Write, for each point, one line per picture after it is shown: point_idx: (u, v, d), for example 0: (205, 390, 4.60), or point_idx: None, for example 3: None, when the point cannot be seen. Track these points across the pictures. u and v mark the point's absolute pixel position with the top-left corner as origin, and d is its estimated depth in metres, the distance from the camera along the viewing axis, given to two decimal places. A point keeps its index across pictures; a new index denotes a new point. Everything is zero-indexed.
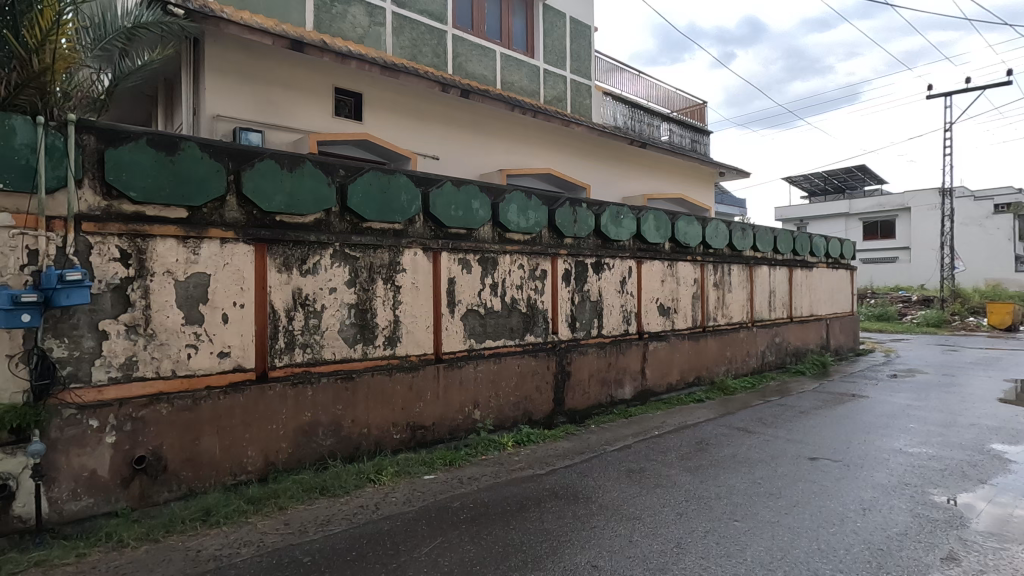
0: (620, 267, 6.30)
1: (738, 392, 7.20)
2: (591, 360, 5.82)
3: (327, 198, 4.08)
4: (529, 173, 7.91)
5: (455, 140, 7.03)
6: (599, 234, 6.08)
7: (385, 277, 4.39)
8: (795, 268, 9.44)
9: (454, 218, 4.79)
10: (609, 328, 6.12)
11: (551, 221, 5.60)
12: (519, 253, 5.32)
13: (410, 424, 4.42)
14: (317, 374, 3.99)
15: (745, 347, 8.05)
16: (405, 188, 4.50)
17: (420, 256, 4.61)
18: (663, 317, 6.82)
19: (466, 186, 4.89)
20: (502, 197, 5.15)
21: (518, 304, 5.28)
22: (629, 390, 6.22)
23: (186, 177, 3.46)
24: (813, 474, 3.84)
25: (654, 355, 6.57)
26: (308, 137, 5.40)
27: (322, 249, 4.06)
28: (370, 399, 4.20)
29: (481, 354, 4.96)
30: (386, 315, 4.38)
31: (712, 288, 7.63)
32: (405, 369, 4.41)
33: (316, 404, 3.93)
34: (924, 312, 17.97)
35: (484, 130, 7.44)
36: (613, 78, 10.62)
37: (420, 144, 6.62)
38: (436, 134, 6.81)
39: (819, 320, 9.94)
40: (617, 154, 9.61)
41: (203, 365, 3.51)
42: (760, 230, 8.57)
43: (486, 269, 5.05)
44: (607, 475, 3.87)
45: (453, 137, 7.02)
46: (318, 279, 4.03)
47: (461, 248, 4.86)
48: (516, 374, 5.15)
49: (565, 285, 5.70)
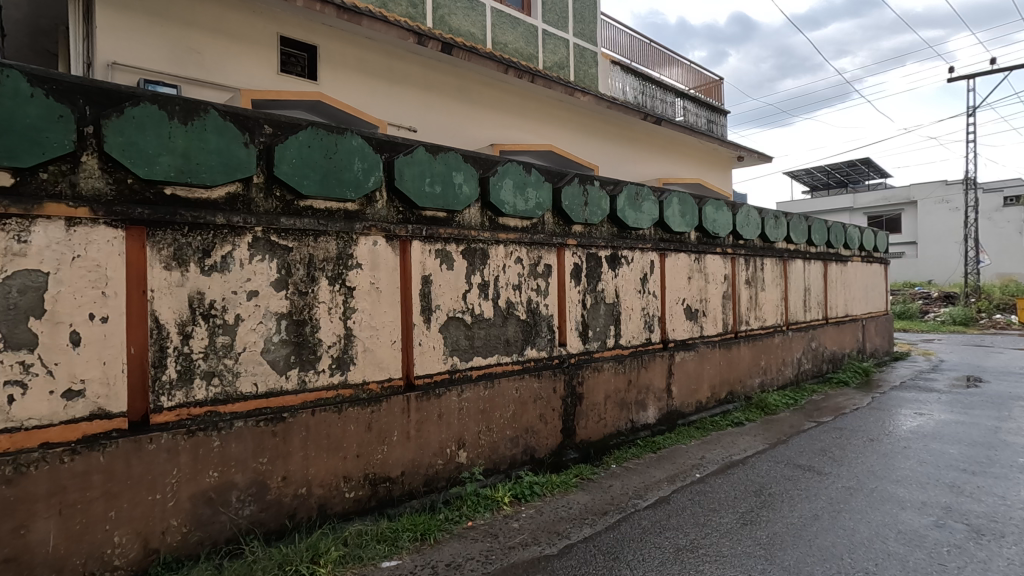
0: (640, 261, 5.11)
1: (778, 411, 6.03)
2: (607, 378, 4.64)
3: (244, 163, 2.87)
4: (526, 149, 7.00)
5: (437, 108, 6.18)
6: (615, 220, 4.90)
7: (332, 276, 3.17)
8: (830, 262, 8.26)
9: (429, 197, 3.59)
10: (628, 337, 4.93)
11: (556, 204, 4.42)
12: (516, 243, 4.13)
13: (369, 477, 3.22)
14: (229, 416, 2.78)
15: (780, 355, 6.88)
16: (360, 155, 3.30)
17: (383, 247, 3.40)
18: (691, 322, 5.64)
19: (445, 155, 3.71)
20: (493, 170, 3.97)
21: (514, 311, 4.08)
22: (653, 414, 5.03)
23: (5, 125, 2.24)
24: (946, 554, 2.67)
25: (682, 369, 5.38)
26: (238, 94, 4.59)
27: (237, 237, 2.85)
28: (311, 448, 3.01)
29: (468, 377, 3.76)
30: (333, 329, 3.18)
31: (744, 285, 6.45)
32: (361, 402, 3.21)
33: (228, 458, 2.73)
34: (948, 309, 16.89)
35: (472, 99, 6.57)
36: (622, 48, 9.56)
37: (394, 111, 5.79)
38: (414, 100, 5.97)
39: (855, 321, 8.77)
40: (628, 133, 8.64)
41: (38, 411, 2.30)
42: (793, 218, 7.40)
43: (474, 264, 3.86)
44: (648, 561, 2.68)
45: (435, 106, 6.17)
46: (230, 279, 2.82)
47: (439, 236, 3.66)
48: (514, 403, 3.96)
49: (574, 283, 4.51)
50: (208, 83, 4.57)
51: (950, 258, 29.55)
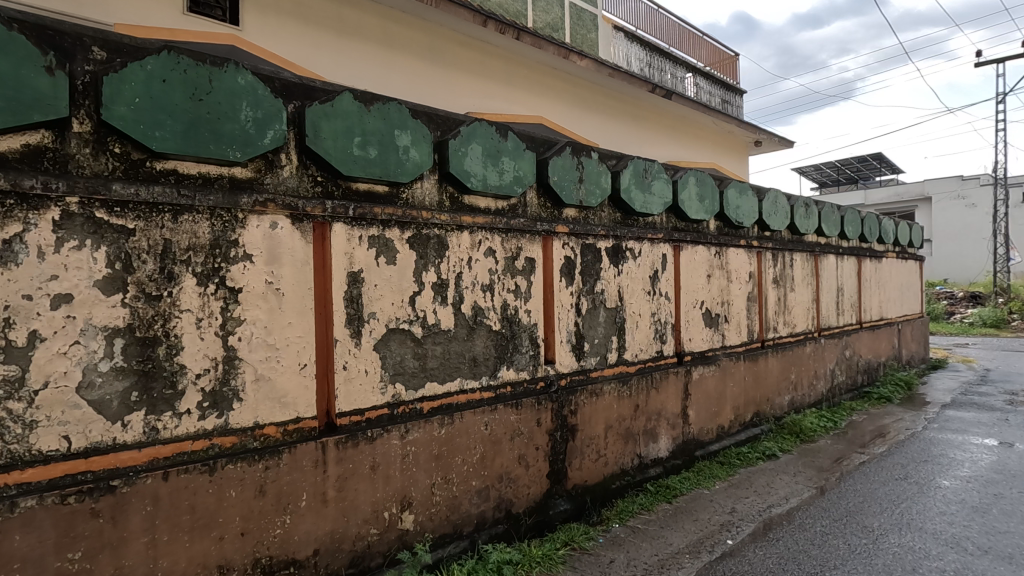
0: (649, 255, 4.09)
1: (816, 438, 5.00)
2: (607, 405, 3.63)
3: (46, 99, 1.85)
4: (507, 116, 6.62)
5: (399, 65, 5.80)
6: (618, 203, 3.89)
7: (205, 272, 2.17)
8: (864, 259, 7.23)
9: (359, 163, 2.59)
10: (634, 351, 3.92)
11: (542, 179, 3.41)
12: (487, 229, 3.12)
13: (261, 564, 2.23)
14: (14, 490, 1.78)
15: (812, 367, 5.84)
16: (251, 100, 2.30)
17: (288, 232, 2.40)
18: (711, 329, 4.63)
19: (384, 106, 2.70)
20: (455, 132, 2.97)
21: (483, 320, 3.07)
22: (665, 446, 4.02)
23: None
24: None
25: (700, 388, 4.36)
26: (120, 27, 4.05)
27: (34, 211, 1.85)
28: (162, 530, 2.01)
29: (417, 413, 2.76)
30: (207, 349, 2.17)
31: (773, 285, 5.43)
32: (249, 455, 2.22)
33: (8, 560, 1.74)
34: (978, 310, 15.80)
35: (442, 58, 6.16)
36: (637, 13, 9.00)
37: (349, 65, 5.43)
38: (372, 55, 5.60)
39: (891, 326, 7.72)
40: (625, 106, 8.29)
41: None
42: (826, 207, 6.37)
43: (427, 257, 2.85)
44: None
45: (398, 62, 5.80)
46: (20, 276, 1.81)
47: (374, 218, 2.66)
48: (481, 443, 2.96)
49: (564, 284, 3.49)
50: (81, 15, 4.04)
51: (969, 256, 28.38)
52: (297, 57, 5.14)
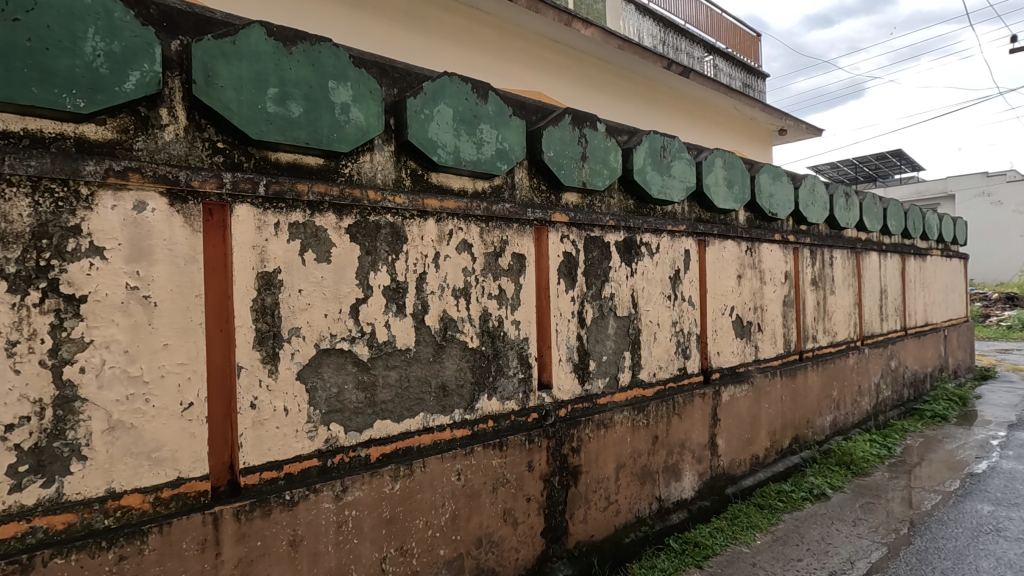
0: (669, 252, 3.36)
1: (869, 469, 4.22)
2: (619, 439, 2.90)
3: None
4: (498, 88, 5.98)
5: (371, 26, 5.17)
6: (631, 187, 3.15)
7: (25, 272, 1.48)
8: (907, 257, 6.43)
9: (275, 123, 1.87)
10: (651, 369, 3.18)
11: (534, 154, 2.69)
12: (461, 217, 2.40)
13: None
14: None
15: (855, 381, 5.05)
16: (103, 26, 1.58)
17: (166, 219, 1.70)
18: (743, 340, 3.88)
19: (313, 47, 1.98)
20: (417, 89, 2.26)
21: (455, 335, 2.35)
22: (690, 485, 3.27)
23: None
24: None
25: (731, 412, 3.61)
26: None
27: None
28: None
29: (361, 463, 2.05)
30: (29, 386, 1.47)
31: (811, 287, 4.67)
32: (93, 541, 1.51)
33: None
34: (1016, 313, 14.83)
35: (423, 22, 5.54)
36: None
37: (311, 23, 4.80)
38: (339, 13, 4.98)
39: (937, 332, 6.90)
40: (633, 84, 7.63)
41: None
42: (868, 197, 5.59)
43: (377, 254, 2.14)
44: None
45: (370, 22, 5.16)
46: None
47: (299, 199, 1.95)
48: (452, 500, 2.24)
49: (563, 289, 2.76)
50: None
51: (996, 256, 27.20)
52: (249, 13, 4.51)
